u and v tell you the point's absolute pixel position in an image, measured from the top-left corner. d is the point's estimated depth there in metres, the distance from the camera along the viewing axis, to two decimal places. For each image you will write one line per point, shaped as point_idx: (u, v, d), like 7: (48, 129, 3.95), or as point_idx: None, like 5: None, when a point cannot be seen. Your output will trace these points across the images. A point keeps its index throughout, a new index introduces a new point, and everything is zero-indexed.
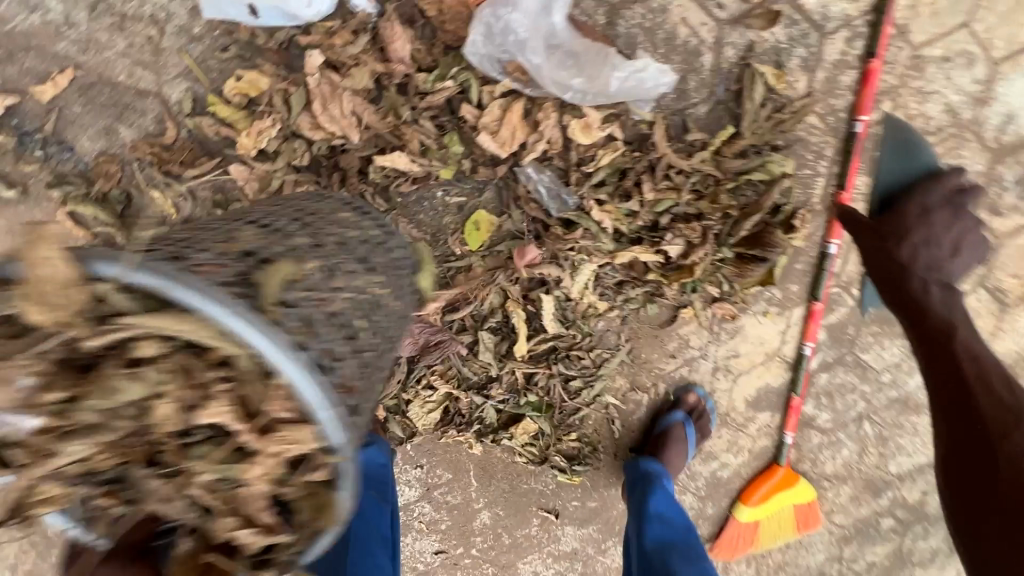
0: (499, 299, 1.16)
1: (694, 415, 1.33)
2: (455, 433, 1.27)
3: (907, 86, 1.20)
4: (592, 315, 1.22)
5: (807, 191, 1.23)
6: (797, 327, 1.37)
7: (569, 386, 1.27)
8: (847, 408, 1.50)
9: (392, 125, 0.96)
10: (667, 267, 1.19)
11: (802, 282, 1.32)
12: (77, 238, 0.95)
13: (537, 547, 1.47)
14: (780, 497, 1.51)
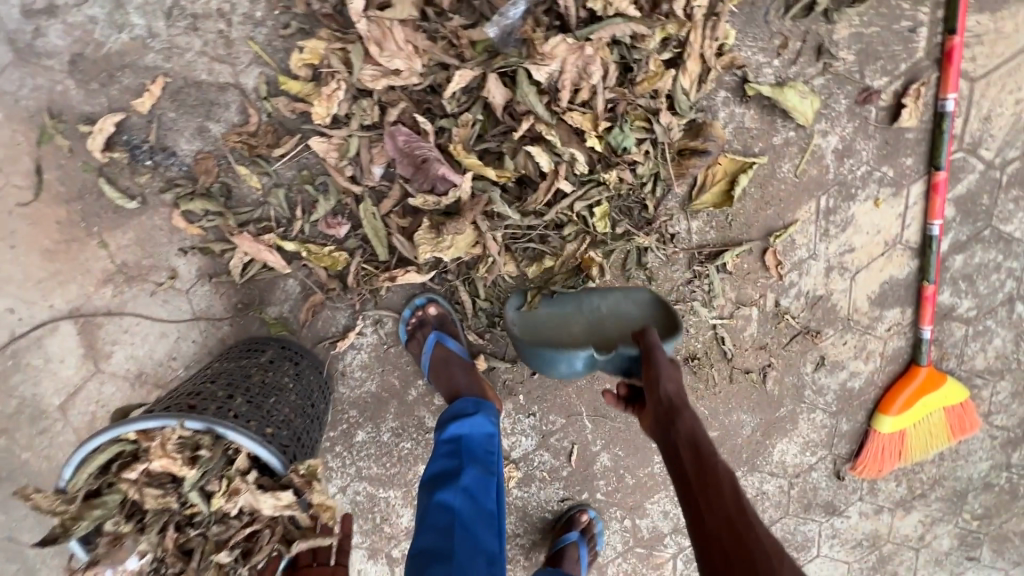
0: (580, 218, 1.02)
1: (586, 535, 1.39)
2: None
3: None
4: (672, 218, 1.15)
5: (910, 47, 1.09)
6: (917, 207, 1.23)
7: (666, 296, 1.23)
8: (993, 291, 1.34)
9: (445, 46, 0.90)
10: (734, 169, 1.12)
11: (917, 152, 1.18)
12: (192, 236, 1.04)
13: (663, 485, 1.45)
14: (925, 400, 1.39)
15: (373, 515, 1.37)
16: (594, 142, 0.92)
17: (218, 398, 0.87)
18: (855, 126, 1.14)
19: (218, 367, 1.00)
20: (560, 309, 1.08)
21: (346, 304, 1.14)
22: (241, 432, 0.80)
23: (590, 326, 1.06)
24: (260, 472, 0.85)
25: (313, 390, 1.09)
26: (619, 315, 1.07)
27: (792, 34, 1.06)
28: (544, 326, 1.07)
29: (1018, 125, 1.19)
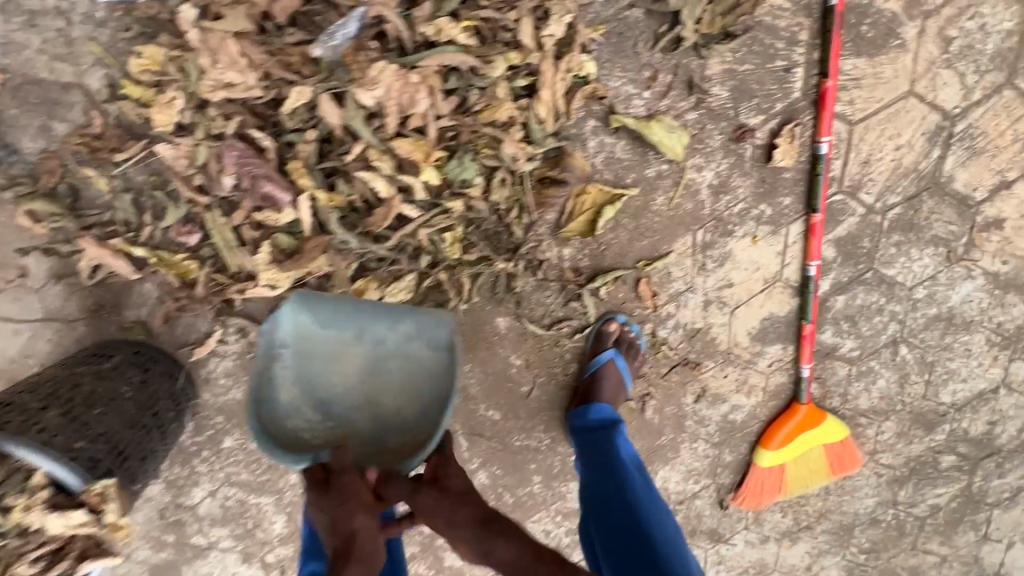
0: (432, 242, 1.02)
1: (622, 346, 1.23)
2: None
3: None
4: (542, 243, 1.14)
5: (786, 87, 1.08)
6: (797, 246, 1.22)
7: (540, 319, 1.23)
8: (876, 333, 1.35)
9: (283, 61, 0.88)
10: (603, 199, 1.11)
11: (795, 192, 1.17)
12: (37, 235, 1.02)
13: (543, 505, 1.45)
14: (805, 437, 1.40)
15: (244, 520, 1.36)
16: (428, 173, 0.90)
17: (25, 411, 0.87)
18: (730, 163, 1.13)
19: (50, 373, 0.99)
20: (334, 338, 0.98)
21: (204, 313, 1.12)
22: (32, 448, 0.79)
23: (365, 368, 0.98)
24: (60, 489, 0.84)
25: (159, 397, 1.06)
26: (406, 356, 0.99)
27: (661, 67, 1.04)
28: (315, 359, 0.97)
29: (898, 171, 1.18)
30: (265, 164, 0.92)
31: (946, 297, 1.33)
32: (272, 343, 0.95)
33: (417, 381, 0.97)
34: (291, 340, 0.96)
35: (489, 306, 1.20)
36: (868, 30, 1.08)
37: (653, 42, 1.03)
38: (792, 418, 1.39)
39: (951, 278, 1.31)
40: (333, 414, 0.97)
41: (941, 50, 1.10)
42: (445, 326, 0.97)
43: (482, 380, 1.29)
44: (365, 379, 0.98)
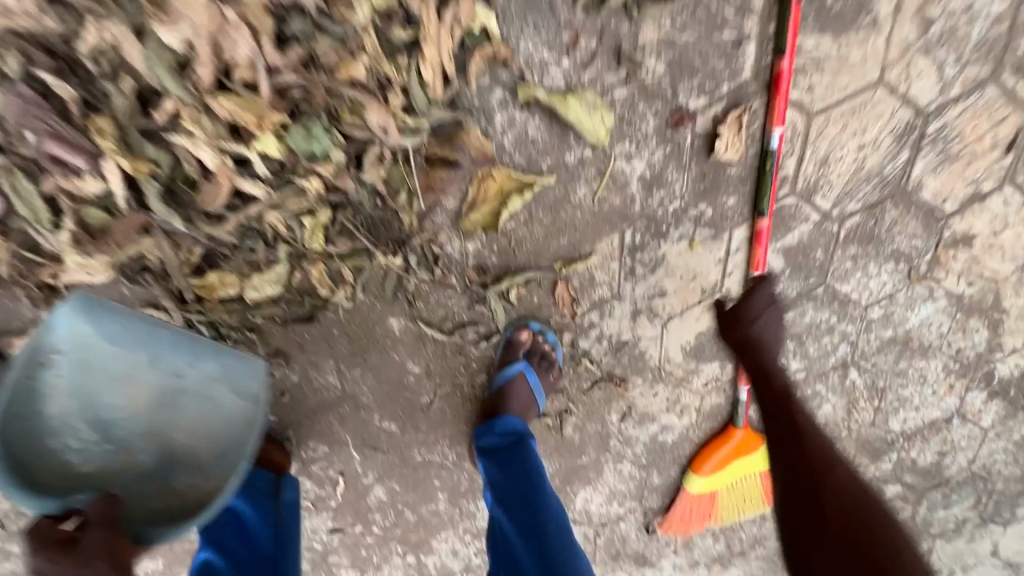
0: (287, 229, 0.84)
1: (534, 360, 1.07)
2: (314, 385, 1.09)
3: None
4: (436, 236, 0.96)
5: (734, 65, 0.91)
6: (741, 254, 1.06)
7: (439, 323, 1.06)
8: (824, 354, 1.21)
9: None
10: (510, 187, 0.93)
11: (741, 192, 1.00)
12: None
13: (450, 523, 1.31)
14: (738, 464, 1.26)
15: None
16: (264, 142, 0.72)
17: None
18: (666, 153, 0.96)
19: None
20: (116, 361, 0.91)
21: (20, 297, 0.92)
22: None
23: (158, 399, 0.94)
24: None
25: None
26: (204, 396, 0.96)
27: (584, 29, 0.86)
28: (94, 379, 0.91)
29: (860, 175, 1.02)
30: (52, 115, 0.71)
31: (903, 319, 1.19)
32: (48, 350, 0.86)
33: (230, 428, 0.96)
34: (75, 351, 0.89)
35: (376, 306, 1.02)
36: (835, 3, 0.89)
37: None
38: (728, 442, 1.24)
39: (910, 299, 1.17)
40: (119, 435, 0.94)
41: (919, 33, 0.93)
42: (257, 376, 0.94)
43: (371, 390, 1.11)
44: (149, 409, 0.94)
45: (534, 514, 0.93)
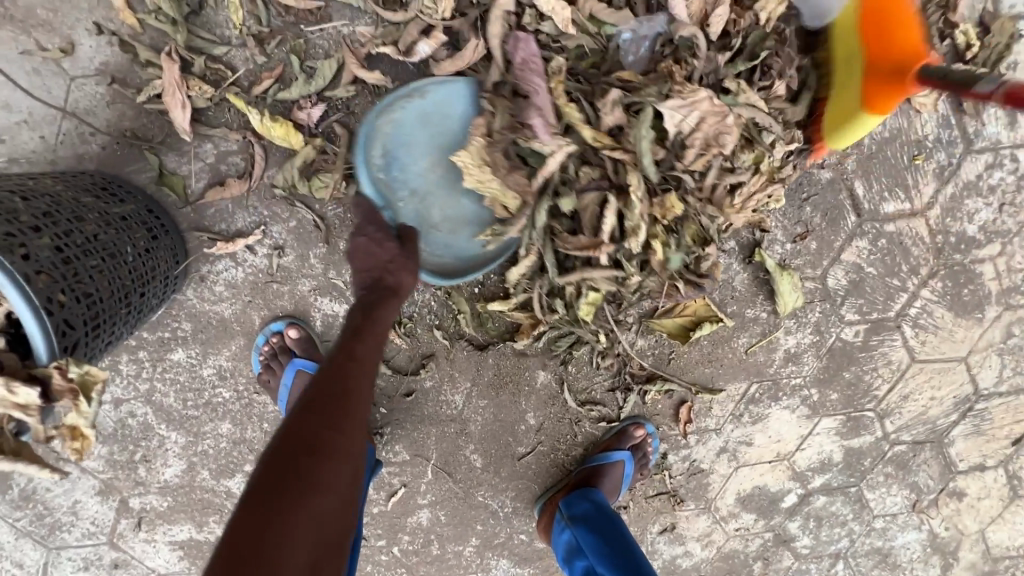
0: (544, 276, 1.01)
1: (637, 453, 1.17)
2: (439, 395, 1.13)
3: None
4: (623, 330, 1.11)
5: (887, 301, 1.15)
6: (818, 437, 1.27)
7: (576, 392, 1.15)
8: (829, 540, 1.38)
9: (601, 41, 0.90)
10: (702, 311, 1.09)
11: (842, 391, 1.23)
12: (125, 21, 0.83)
13: (462, 572, 1.30)
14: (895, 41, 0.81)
15: (134, 447, 1.10)
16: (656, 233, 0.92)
17: (14, 220, 0.61)
18: (811, 339, 1.17)
19: (43, 184, 0.73)
20: (457, 132, 0.91)
21: (264, 204, 0.95)
22: (13, 284, 0.56)
23: (446, 183, 0.93)
24: (9, 346, 0.59)
25: (154, 277, 0.83)
26: (475, 214, 0.95)
27: (812, 230, 1.08)
28: (429, 130, 0.91)
29: (920, 417, 1.29)
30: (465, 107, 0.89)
31: (894, 535, 1.39)
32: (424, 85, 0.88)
33: (464, 241, 0.96)
34: (432, 100, 0.90)
35: (540, 356, 1.12)
36: (967, 294, 1.17)
37: (817, 209, 1.07)
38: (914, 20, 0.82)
39: (908, 523, 1.39)
40: (396, 174, 0.91)
41: (1003, 338, 1.23)
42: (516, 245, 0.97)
43: (483, 420, 1.16)
44: (435, 181, 0.92)
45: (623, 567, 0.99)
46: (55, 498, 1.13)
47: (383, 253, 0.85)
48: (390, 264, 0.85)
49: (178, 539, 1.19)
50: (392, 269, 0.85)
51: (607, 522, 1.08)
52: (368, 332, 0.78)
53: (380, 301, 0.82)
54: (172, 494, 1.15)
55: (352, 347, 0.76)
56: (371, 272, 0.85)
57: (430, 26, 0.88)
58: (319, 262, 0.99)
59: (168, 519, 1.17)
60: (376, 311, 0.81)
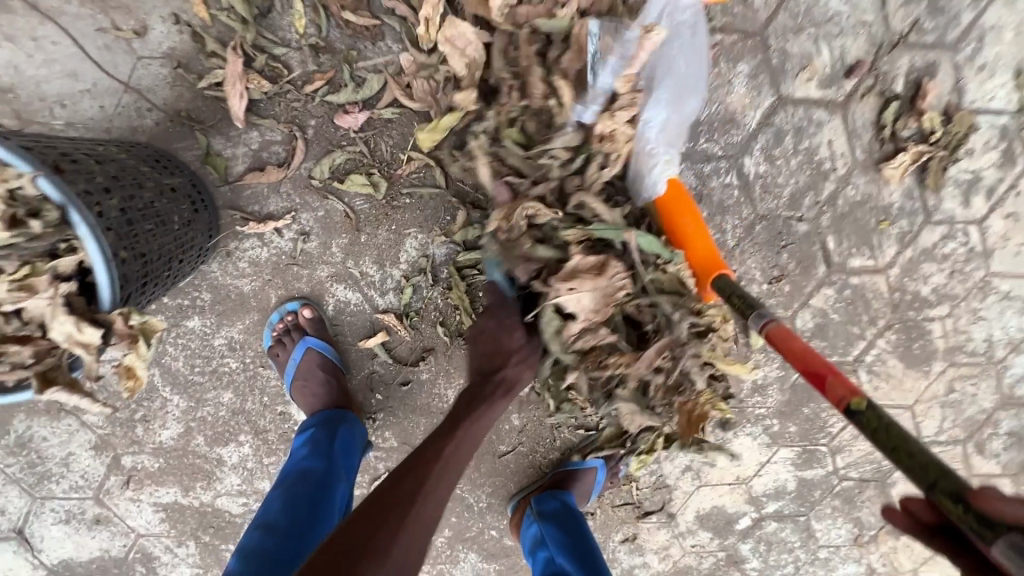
0: None
1: (610, 462, 1.26)
2: (432, 387, 1.17)
3: (983, 308, 1.26)
4: None
5: (848, 347, 1.27)
6: (775, 465, 1.38)
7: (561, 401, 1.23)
8: (777, 565, 1.48)
9: None
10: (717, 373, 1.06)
11: (799, 424, 1.34)
12: (198, 15, 0.93)
13: (432, 559, 1.37)
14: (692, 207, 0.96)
15: (136, 407, 1.15)
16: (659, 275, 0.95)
17: (92, 181, 0.68)
18: (776, 373, 1.28)
19: (110, 149, 0.80)
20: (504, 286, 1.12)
21: (298, 192, 1.03)
22: (92, 235, 0.63)
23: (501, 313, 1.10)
24: (79, 290, 0.67)
25: (192, 246, 0.90)
26: None
27: (788, 274, 1.18)
28: None
29: (867, 456, 1.41)
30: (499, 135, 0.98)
31: (836, 567, 1.50)
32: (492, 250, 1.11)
33: None
34: None
35: None
36: (918, 349, 1.29)
37: (796, 256, 1.17)
38: (698, 220, 0.93)
39: (849, 556, 1.49)
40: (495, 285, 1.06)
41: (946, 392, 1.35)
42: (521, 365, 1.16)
43: None
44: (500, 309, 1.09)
45: (584, 564, 1.04)
46: (47, 449, 1.16)
47: (509, 343, 0.96)
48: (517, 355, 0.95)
49: (164, 501, 1.23)
50: (513, 361, 0.95)
51: (573, 523, 1.14)
52: (474, 414, 0.90)
53: (492, 388, 0.93)
54: (165, 456, 1.19)
55: (450, 423, 0.90)
56: (490, 355, 0.96)
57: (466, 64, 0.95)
58: (339, 252, 1.07)
59: (156, 481, 1.21)
60: (491, 396, 0.92)
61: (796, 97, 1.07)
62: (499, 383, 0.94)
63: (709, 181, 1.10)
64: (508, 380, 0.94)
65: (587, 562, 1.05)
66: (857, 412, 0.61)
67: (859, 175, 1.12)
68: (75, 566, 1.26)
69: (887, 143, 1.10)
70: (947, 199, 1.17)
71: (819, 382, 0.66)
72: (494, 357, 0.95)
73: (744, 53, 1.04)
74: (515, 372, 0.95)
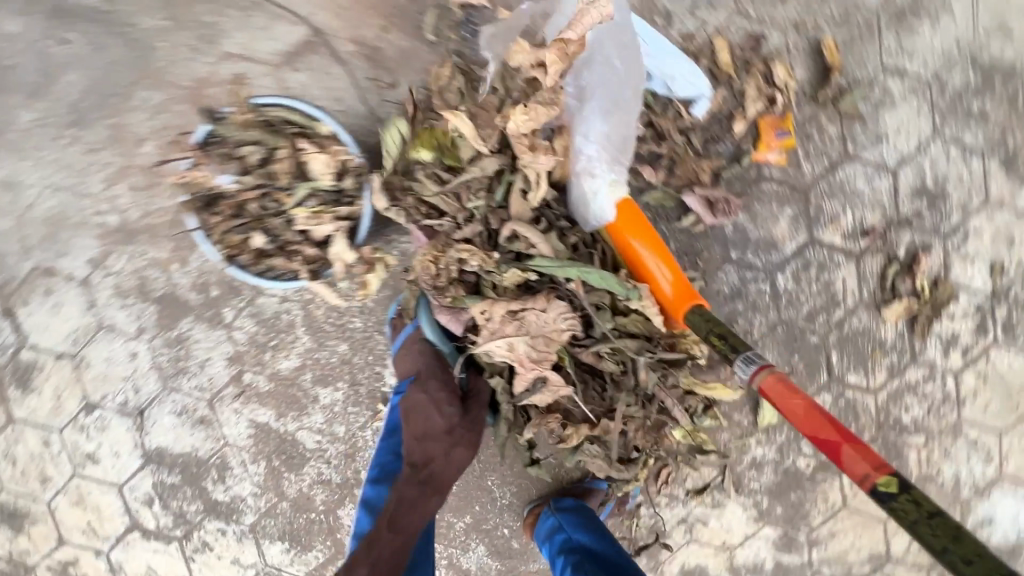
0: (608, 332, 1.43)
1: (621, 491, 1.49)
2: None
3: (955, 448, 1.51)
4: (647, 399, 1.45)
5: None
6: (757, 540, 1.57)
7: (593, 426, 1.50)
8: None
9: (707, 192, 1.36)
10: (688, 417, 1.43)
11: (785, 508, 1.55)
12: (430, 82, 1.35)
13: (448, 539, 1.57)
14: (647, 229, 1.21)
15: (272, 337, 1.46)
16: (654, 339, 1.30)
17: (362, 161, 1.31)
18: (773, 455, 1.53)
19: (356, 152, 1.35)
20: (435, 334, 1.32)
21: None
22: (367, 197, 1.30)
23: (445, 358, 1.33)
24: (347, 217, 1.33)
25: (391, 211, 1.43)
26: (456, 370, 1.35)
27: (797, 373, 1.48)
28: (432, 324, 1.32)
29: (839, 557, 1.59)
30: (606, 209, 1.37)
31: None
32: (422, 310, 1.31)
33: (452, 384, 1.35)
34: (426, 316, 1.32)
35: None
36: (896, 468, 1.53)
37: (805, 360, 1.47)
38: (654, 245, 1.19)
39: None
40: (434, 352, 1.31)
41: None
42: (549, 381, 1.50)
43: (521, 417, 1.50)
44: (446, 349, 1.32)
45: (612, 549, 1.28)
46: (193, 351, 1.47)
47: (439, 416, 1.21)
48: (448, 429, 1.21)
49: (258, 419, 1.50)
50: (446, 449, 1.20)
51: (591, 517, 1.38)
52: (412, 499, 1.15)
53: (432, 472, 1.19)
54: (276, 382, 1.48)
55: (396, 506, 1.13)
56: (423, 435, 1.20)
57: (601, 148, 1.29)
58: None
59: (260, 401, 1.49)
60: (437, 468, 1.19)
61: (826, 240, 1.43)
62: (438, 461, 1.19)
63: (748, 283, 1.44)
64: (445, 458, 1.20)
65: (614, 548, 1.29)
66: (886, 491, 0.73)
67: (863, 309, 1.45)
68: (168, 454, 1.53)
69: (888, 292, 1.44)
70: (932, 347, 1.47)
71: (834, 452, 0.79)
72: (429, 440, 1.20)
73: (798, 199, 1.40)
74: (453, 460, 1.21)
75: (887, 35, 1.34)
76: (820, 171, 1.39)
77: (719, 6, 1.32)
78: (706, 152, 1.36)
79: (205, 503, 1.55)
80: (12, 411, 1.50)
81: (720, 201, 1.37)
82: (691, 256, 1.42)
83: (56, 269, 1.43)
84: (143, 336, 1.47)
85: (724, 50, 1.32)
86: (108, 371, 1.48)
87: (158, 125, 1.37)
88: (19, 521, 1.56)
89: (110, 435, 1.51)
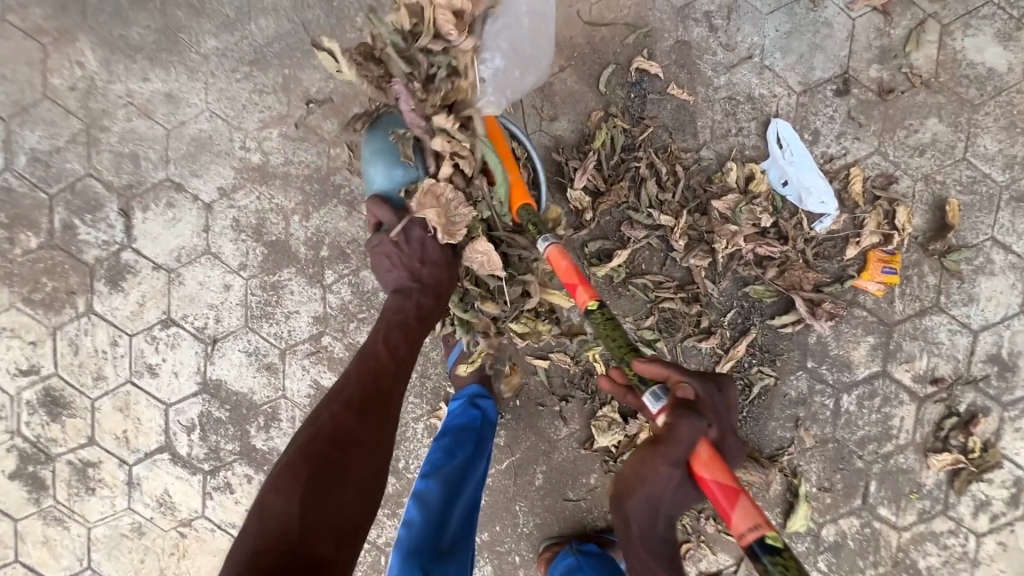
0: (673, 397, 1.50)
1: None
2: (557, 410, 1.53)
3: None
4: None
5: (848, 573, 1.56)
6: None
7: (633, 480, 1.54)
8: None
9: (811, 294, 1.44)
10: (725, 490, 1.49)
11: None
12: (588, 125, 1.43)
13: None
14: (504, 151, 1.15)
15: (362, 309, 1.51)
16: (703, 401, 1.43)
17: None
18: None
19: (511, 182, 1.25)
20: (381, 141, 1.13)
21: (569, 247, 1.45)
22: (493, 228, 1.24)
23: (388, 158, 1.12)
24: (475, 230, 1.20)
25: None
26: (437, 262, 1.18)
27: (833, 490, 1.54)
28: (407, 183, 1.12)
29: None
30: (710, 288, 1.45)
31: None
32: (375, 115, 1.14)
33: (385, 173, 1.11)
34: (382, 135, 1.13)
35: (639, 434, 1.50)
36: None
37: (844, 480, 1.53)
38: (504, 150, 1.15)
39: None
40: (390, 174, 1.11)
41: None
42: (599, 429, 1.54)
43: (568, 452, 1.54)
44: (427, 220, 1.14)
45: None
46: (284, 301, 1.51)
47: (430, 259, 1.12)
48: (426, 308, 1.13)
49: (321, 382, 1.53)
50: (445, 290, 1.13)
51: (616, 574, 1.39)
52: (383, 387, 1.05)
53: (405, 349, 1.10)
54: (350, 352, 1.52)
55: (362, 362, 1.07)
56: (422, 258, 1.12)
57: (725, 232, 1.40)
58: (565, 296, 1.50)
59: (330, 366, 1.53)
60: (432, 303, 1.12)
61: (897, 377, 1.50)
62: (425, 252, 1.12)
63: (814, 394, 1.51)
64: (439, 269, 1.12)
65: None
66: (768, 542, 0.75)
67: (911, 449, 1.52)
68: (224, 389, 1.55)
69: (939, 441, 1.51)
70: (964, 505, 1.53)
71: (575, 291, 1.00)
72: (433, 266, 1.12)
73: (883, 332, 1.48)
74: (433, 275, 1.12)
75: (1004, 211, 1.44)
76: (910, 313, 1.47)
77: (865, 141, 1.42)
78: (815, 265, 1.44)
79: (241, 446, 1.56)
80: (94, 303, 1.53)
81: (824, 304, 1.43)
82: (770, 354, 1.49)
83: (184, 186, 1.48)
84: (243, 271, 1.51)
85: (858, 180, 1.41)
86: (197, 294, 1.52)
87: (328, 87, 1.45)
88: (57, 409, 1.57)
89: (176, 355, 1.54)
